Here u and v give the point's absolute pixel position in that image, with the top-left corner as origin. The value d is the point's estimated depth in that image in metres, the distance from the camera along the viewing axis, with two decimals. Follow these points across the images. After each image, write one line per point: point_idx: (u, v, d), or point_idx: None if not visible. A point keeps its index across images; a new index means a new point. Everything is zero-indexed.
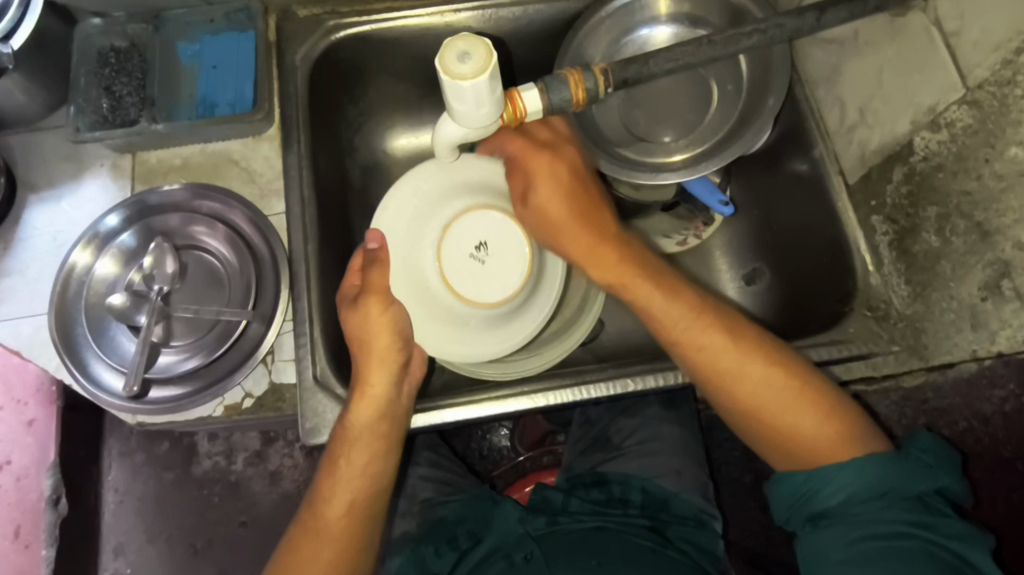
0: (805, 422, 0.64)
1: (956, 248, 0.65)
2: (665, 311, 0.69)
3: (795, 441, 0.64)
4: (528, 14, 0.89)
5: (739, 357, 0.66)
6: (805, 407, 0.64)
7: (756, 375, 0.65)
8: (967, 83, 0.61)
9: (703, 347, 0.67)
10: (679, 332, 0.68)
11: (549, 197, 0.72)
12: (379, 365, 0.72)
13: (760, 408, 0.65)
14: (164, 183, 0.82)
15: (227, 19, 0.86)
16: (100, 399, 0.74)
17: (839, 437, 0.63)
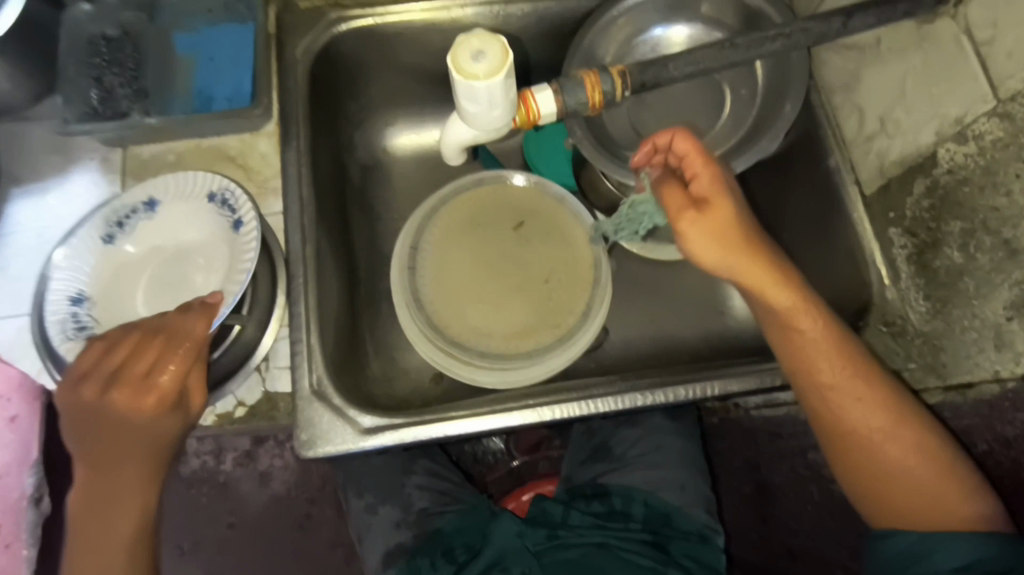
0: (934, 497, 0.65)
1: (981, 265, 0.62)
2: (831, 372, 0.65)
3: (911, 505, 0.65)
4: (538, 10, 0.85)
5: (889, 427, 0.65)
6: (938, 482, 0.65)
7: (908, 441, 0.65)
8: (998, 94, 0.59)
9: (848, 410, 0.66)
10: (837, 398, 0.66)
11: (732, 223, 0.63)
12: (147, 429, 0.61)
13: (891, 472, 0.66)
14: (180, 181, 0.72)
15: (225, 9, 0.83)
16: None
17: (963, 509, 0.65)
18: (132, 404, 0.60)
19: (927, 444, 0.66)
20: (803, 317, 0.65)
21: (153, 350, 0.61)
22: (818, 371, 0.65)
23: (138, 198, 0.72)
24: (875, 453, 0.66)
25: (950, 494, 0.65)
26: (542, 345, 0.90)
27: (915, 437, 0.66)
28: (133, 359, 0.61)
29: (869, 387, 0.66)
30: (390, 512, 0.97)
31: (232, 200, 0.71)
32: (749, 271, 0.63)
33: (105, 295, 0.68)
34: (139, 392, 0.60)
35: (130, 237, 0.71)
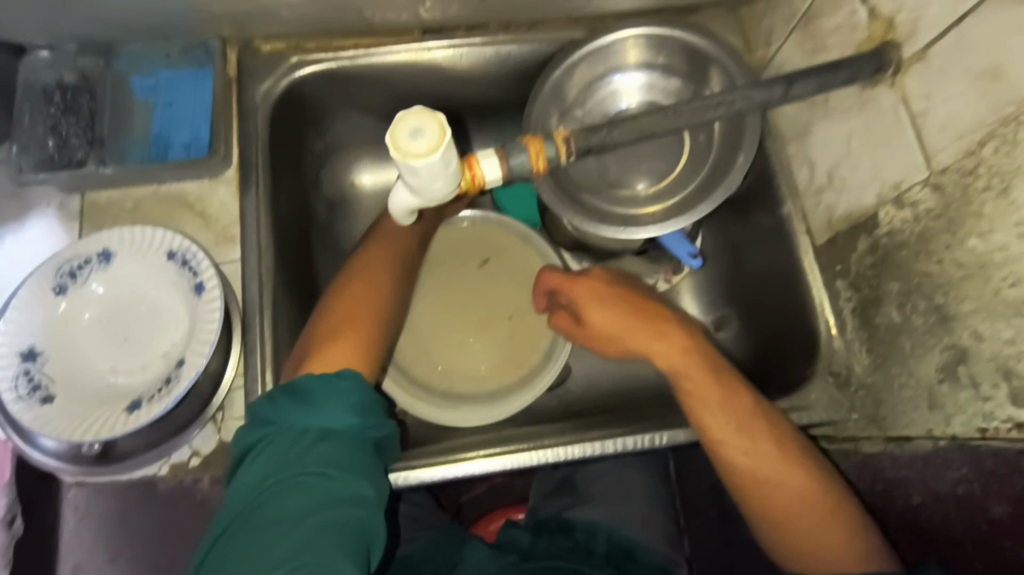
0: (828, 540, 0.64)
1: (917, 327, 0.64)
2: (713, 421, 0.69)
3: (806, 550, 0.65)
4: (500, 55, 0.88)
5: (781, 470, 0.67)
6: (834, 526, 0.65)
7: (798, 488, 0.66)
8: (931, 166, 0.60)
9: (737, 458, 0.67)
10: (726, 448, 0.68)
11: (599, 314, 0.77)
12: (376, 279, 0.78)
13: (784, 517, 0.66)
14: (138, 233, 0.72)
15: (185, 54, 0.82)
16: (33, 458, 0.69)
17: (856, 551, 0.63)
18: (359, 277, 0.77)
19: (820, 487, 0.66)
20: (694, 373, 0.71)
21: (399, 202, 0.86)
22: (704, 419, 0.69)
23: (91, 249, 0.72)
24: (765, 498, 0.67)
25: (845, 536, 0.64)
26: (504, 385, 0.93)
27: (806, 479, 0.66)
28: (359, 255, 0.80)
29: (758, 431, 0.68)
30: None
31: (193, 261, 0.71)
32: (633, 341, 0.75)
33: (56, 347, 0.68)
34: (376, 272, 0.78)
35: (82, 288, 0.71)
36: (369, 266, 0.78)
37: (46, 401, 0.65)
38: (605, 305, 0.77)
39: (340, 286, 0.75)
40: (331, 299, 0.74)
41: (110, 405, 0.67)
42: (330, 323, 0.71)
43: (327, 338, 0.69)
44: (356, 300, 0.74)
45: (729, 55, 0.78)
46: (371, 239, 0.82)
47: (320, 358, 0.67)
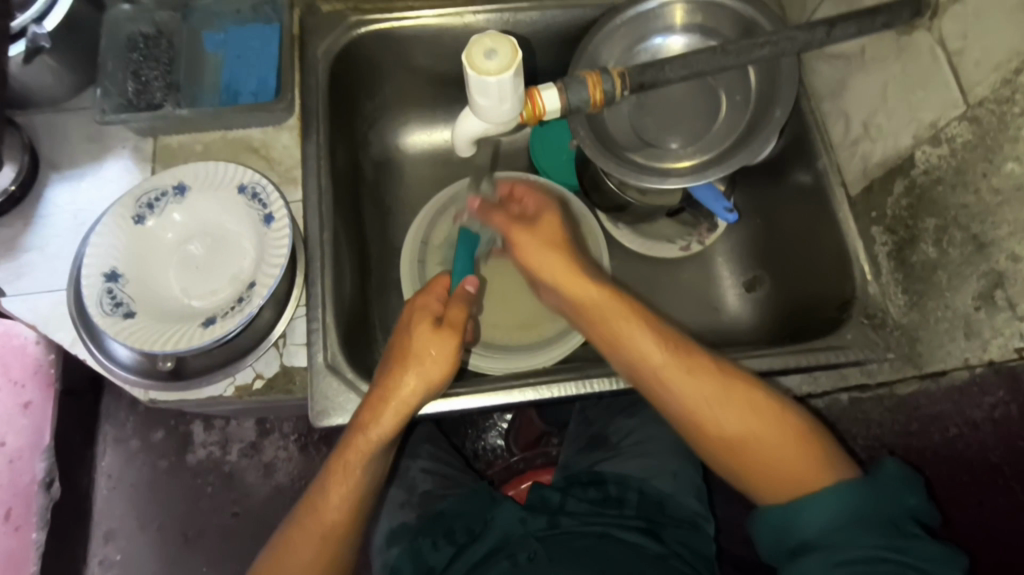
0: (787, 463, 0.63)
1: (953, 259, 0.67)
2: (648, 348, 0.69)
3: (770, 478, 0.64)
4: (546, 18, 0.91)
5: (717, 392, 0.66)
6: (790, 442, 0.64)
7: (738, 410, 0.65)
8: (968, 100, 0.63)
9: (677, 385, 0.67)
10: (665, 373, 0.68)
11: (530, 251, 0.73)
12: (394, 418, 0.69)
13: (739, 440, 0.65)
14: (209, 168, 0.79)
15: (253, 11, 0.88)
16: (114, 374, 0.74)
17: (815, 467, 0.62)
18: (379, 420, 0.69)
19: (765, 411, 0.66)
20: (618, 305, 0.71)
21: (415, 317, 0.71)
22: (633, 346, 0.69)
23: (167, 182, 0.78)
24: (711, 425, 0.66)
25: (800, 454, 0.63)
26: (544, 338, 0.94)
27: (746, 402, 0.66)
28: (386, 381, 0.69)
29: (689, 357, 0.68)
30: (394, 494, 1.00)
31: (262, 193, 0.77)
32: (561, 282, 0.73)
33: (135, 268, 0.74)
34: (396, 406, 0.69)
35: (159, 217, 0.77)
36: (396, 402, 0.69)
37: (129, 316, 0.71)
38: (536, 247, 0.73)
39: (368, 416, 0.69)
40: (347, 438, 0.69)
41: (185, 323, 0.73)
42: (341, 457, 0.69)
43: (326, 490, 0.70)
44: (362, 442, 0.69)
45: (766, 13, 0.81)
46: (396, 370, 0.69)
47: (305, 518, 0.69)
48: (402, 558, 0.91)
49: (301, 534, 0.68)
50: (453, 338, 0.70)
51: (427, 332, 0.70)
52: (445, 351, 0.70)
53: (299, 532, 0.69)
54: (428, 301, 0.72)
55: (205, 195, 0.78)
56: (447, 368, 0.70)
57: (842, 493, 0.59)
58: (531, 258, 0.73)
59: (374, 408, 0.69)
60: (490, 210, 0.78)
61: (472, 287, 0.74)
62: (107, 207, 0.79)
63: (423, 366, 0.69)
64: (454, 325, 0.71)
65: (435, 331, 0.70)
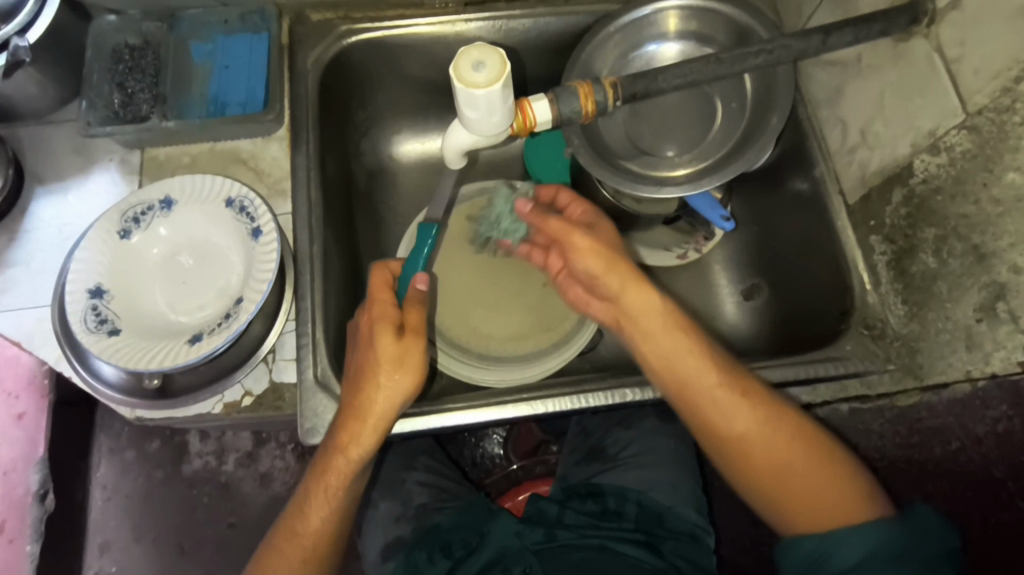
0: (825, 497, 0.63)
1: (953, 270, 0.66)
2: (704, 371, 0.66)
3: (808, 510, 0.63)
4: (538, 26, 0.89)
5: (766, 421, 0.65)
6: (828, 475, 0.64)
7: (783, 446, 0.64)
8: (967, 109, 0.62)
9: (727, 412, 0.65)
10: (721, 395, 0.65)
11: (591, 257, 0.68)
12: (373, 434, 0.68)
13: (783, 469, 0.64)
14: (196, 182, 0.77)
15: (241, 20, 0.87)
16: (99, 392, 0.73)
17: (854, 501, 0.63)
18: (359, 439, 0.67)
19: (810, 440, 0.65)
20: (676, 321, 0.67)
21: (373, 327, 0.67)
22: (688, 367, 0.66)
23: (153, 197, 0.77)
24: (757, 454, 0.65)
25: (840, 493, 0.63)
26: (538, 348, 0.93)
27: (795, 433, 0.65)
28: (357, 398, 0.67)
29: (743, 382, 0.66)
30: (389, 507, 0.98)
31: (250, 207, 0.76)
32: (622, 292, 0.68)
33: (120, 284, 0.73)
34: (373, 423, 0.67)
35: (145, 232, 0.76)
36: (372, 419, 0.67)
37: (114, 334, 0.70)
38: (595, 254, 0.68)
39: (344, 435, 0.67)
40: (327, 461, 0.68)
41: (171, 339, 0.72)
42: (323, 479, 0.68)
43: (307, 511, 0.69)
44: (344, 463, 0.67)
45: (761, 20, 0.80)
46: (365, 386, 0.67)
47: (286, 538, 0.69)
48: (397, 572, 0.89)
49: (280, 558, 0.69)
50: (417, 343, 0.68)
51: (390, 342, 0.66)
52: (409, 364, 0.67)
53: (277, 557, 0.69)
54: (383, 310, 0.68)
55: (192, 209, 0.77)
56: (416, 382, 0.67)
57: (875, 531, 0.60)
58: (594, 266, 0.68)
59: (350, 427, 0.67)
60: (542, 217, 0.71)
61: (422, 286, 0.72)
62: (94, 221, 0.77)
63: (393, 379, 0.66)
64: (413, 332, 0.68)
65: (398, 340, 0.67)
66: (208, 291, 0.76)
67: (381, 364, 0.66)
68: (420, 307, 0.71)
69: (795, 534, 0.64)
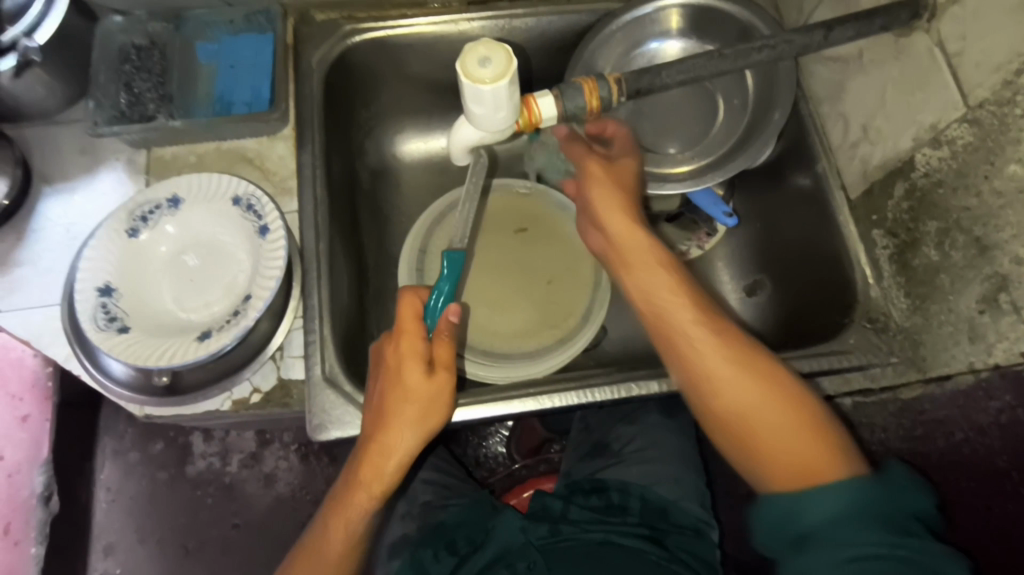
0: (792, 445, 0.57)
1: (955, 262, 0.67)
2: (681, 303, 0.66)
3: (772, 457, 0.58)
4: (542, 24, 0.90)
5: (737, 362, 0.62)
6: (799, 423, 0.58)
7: (749, 390, 0.60)
8: (968, 102, 0.63)
9: (698, 345, 0.63)
10: (693, 331, 0.64)
11: (600, 196, 0.72)
12: (396, 470, 0.68)
13: (749, 413, 0.60)
14: (204, 181, 0.78)
15: (246, 20, 0.88)
16: (108, 390, 0.74)
17: (828, 453, 0.56)
18: (381, 474, 0.68)
19: (780, 389, 0.61)
20: (662, 257, 0.69)
21: (404, 360, 0.68)
22: (667, 307, 0.66)
23: (160, 195, 0.77)
24: (726, 393, 0.61)
25: (810, 443, 0.57)
26: (543, 346, 0.93)
27: (765, 377, 0.61)
28: (384, 434, 0.67)
29: (714, 320, 0.64)
30: (396, 504, 0.98)
31: (257, 205, 0.77)
32: (614, 226, 0.71)
33: (129, 282, 0.74)
34: (397, 458, 0.68)
35: (153, 230, 0.76)
36: (397, 456, 0.67)
37: (123, 331, 0.70)
38: (606, 194, 0.72)
39: (365, 472, 0.68)
40: (348, 497, 0.68)
41: (180, 336, 0.72)
42: (342, 514, 0.68)
43: (326, 537, 0.69)
44: (366, 497, 0.68)
45: (763, 17, 0.81)
46: (393, 422, 0.67)
47: (307, 560, 0.69)
48: (403, 570, 0.89)
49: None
50: (448, 377, 0.70)
51: (420, 376, 0.68)
52: (436, 403, 0.69)
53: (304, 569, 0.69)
54: (411, 342, 0.69)
55: (201, 208, 0.77)
56: (441, 419, 0.69)
57: (842, 484, 0.53)
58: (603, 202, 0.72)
59: (371, 462, 0.68)
60: (569, 141, 0.77)
61: (455, 317, 0.72)
62: (100, 221, 0.78)
63: (420, 416, 0.68)
64: (445, 371, 0.70)
65: (429, 376, 0.68)
66: (217, 289, 0.76)
67: (411, 402, 0.67)
68: (449, 338, 0.71)
69: (762, 492, 0.58)
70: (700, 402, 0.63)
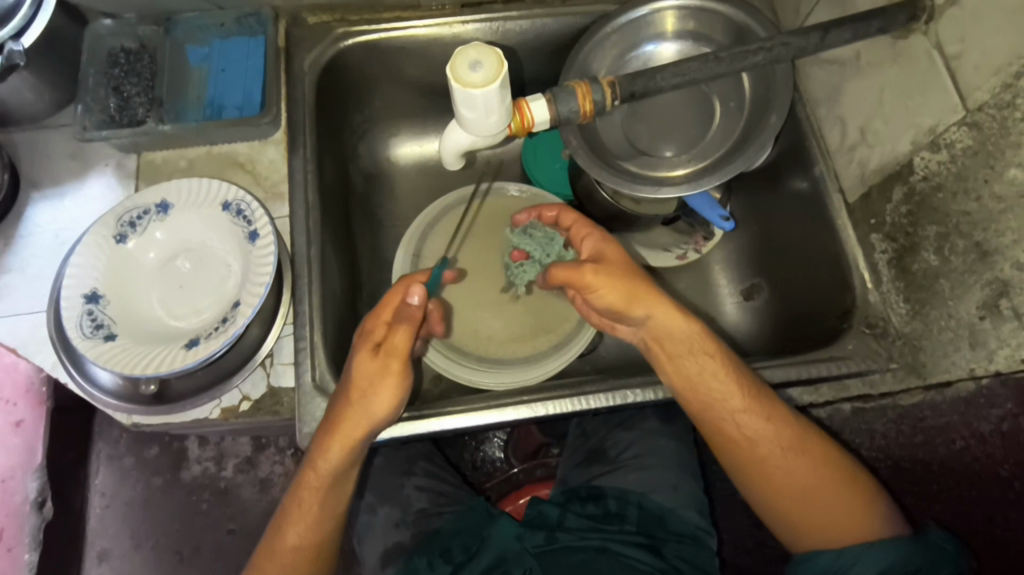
0: (841, 515, 0.66)
1: (955, 267, 0.66)
2: (731, 393, 0.68)
3: (824, 528, 0.66)
4: (536, 27, 0.89)
5: (793, 444, 0.68)
6: (852, 499, 0.67)
7: (801, 469, 0.67)
8: (967, 105, 0.62)
9: (754, 434, 0.68)
10: (745, 420, 0.68)
11: (607, 281, 0.68)
12: (341, 452, 0.67)
13: (806, 493, 0.67)
14: (192, 186, 0.77)
15: (238, 23, 0.87)
16: (95, 399, 0.73)
17: (868, 517, 0.66)
18: (326, 455, 0.67)
19: (837, 467, 0.68)
20: (703, 345, 0.70)
21: (357, 345, 0.68)
22: (710, 384, 0.69)
23: (149, 200, 0.76)
24: (781, 477, 0.67)
25: (859, 513, 0.66)
26: (539, 350, 0.92)
27: (818, 457, 0.68)
28: (333, 415, 0.68)
29: (769, 406, 0.68)
30: (389, 512, 0.97)
31: (247, 210, 0.76)
32: (616, 292, 0.69)
33: (116, 289, 0.73)
34: (342, 438, 0.67)
35: (141, 236, 0.75)
36: (346, 437, 0.67)
37: (110, 339, 0.69)
38: (614, 278, 0.68)
39: (318, 451, 0.67)
40: (302, 475, 0.69)
41: (169, 344, 0.71)
42: (305, 498, 0.69)
43: (285, 529, 0.69)
44: (316, 479, 0.68)
45: (759, 19, 0.80)
46: (349, 401, 0.67)
47: (267, 557, 0.69)
48: None
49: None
50: (395, 365, 0.67)
51: (365, 360, 0.67)
52: (384, 382, 0.67)
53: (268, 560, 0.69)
54: (372, 326, 0.69)
55: (189, 215, 0.76)
56: (392, 394, 0.67)
57: (891, 548, 0.63)
58: (611, 292, 0.69)
59: (324, 442, 0.67)
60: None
61: (420, 305, 0.69)
62: (89, 226, 0.77)
63: (365, 402, 0.66)
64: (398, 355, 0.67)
65: (374, 358, 0.67)
66: (204, 298, 0.75)
67: (361, 383, 0.66)
68: (411, 327, 0.68)
69: (807, 552, 0.67)
70: (748, 475, 0.69)
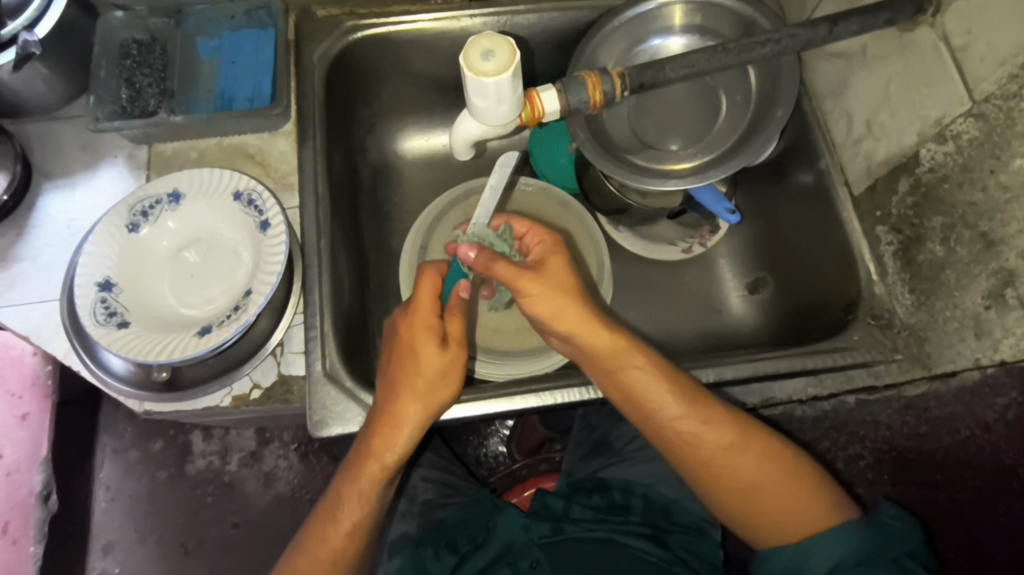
0: (793, 508, 0.65)
1: (961, 258, 0.66)
2: (664, 401, 0.68)
3: (777, 524, 0.66)
4: (543, 21, 0.90)
5: (733, 444, 0.67)
6: (799, 491, 0.66)
7: (743, 466, 0.67)
8: (974, 96, 0.62)
9: (695, 437, 0.68)
10: (683, 426, 0.67)
11: (535, 297, 0.67)
12: (407, 443, 0.68)
13: (750, 489, 0.67)
14: (204, 176, 0.78)
15: (248, 16, 0.87)
16: (108, 386, 0.73)
17: (819, 506, 0.65)
18: (393, 445, 0.68)
19: (780, 461, 0.67)
20: (630, 359, 0.68)
21: (417, 338, 0.68)
22: (643, 394, 0.68)
23: (161, 191, 0.77)
24: (727, 475, 0.67)
25: (809, 503, 0.65)
26: (546, 342, 0.92)
27: (760, 454, 0.67)
28: (392, 409, 0.68)
29: (706, 409, 0.68)
30: (395, 503, 0.97)
31: (258, 200, 0.76)
32: (544, 307, 0.67)
33: (129, 277, 0.73)
34: (412, 429, 0.68)
35: (153, 226, 0.76)
36: (408, 429, 0.68)
37: (123, 327, 0.70)
38: (539, 293, 0.66)
39: (377, 444, 0.68)
40: (358, 469, 0.68)
41: (181, 332, 0.72)
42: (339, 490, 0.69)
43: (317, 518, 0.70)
44: (377, 469, 0.68)
45: (767, 12, 0.80)
46: (409, 394, 0.68)
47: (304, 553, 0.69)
48: (403, 569, 0.88)
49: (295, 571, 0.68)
50: (460, 354, 0.70)
51: (435, 354, 0.68)
52: (456, 369, 0.69)
53: (306, 558, 0.68)
54: (427, 319, 0.69)
55: (200, 205, 0.77)
56: (460, 381, 0.70)
57: (839, 537, 0.62)
58: (544, 309, 0.67)
59: (385, 434, 0.68)
60: (489, 260, 0.67)
61: (466, 293, 0.71)
62: (101, 216, 0.78)
63: (433, 391, 0.68)
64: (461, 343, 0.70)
65: (443, 350, 0.68)
66: (216, 288, 0.76)
67: (434, 373, 0.68)
68: (461, 314, 0.71)
69: (769, 547, 0.66)
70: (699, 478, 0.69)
